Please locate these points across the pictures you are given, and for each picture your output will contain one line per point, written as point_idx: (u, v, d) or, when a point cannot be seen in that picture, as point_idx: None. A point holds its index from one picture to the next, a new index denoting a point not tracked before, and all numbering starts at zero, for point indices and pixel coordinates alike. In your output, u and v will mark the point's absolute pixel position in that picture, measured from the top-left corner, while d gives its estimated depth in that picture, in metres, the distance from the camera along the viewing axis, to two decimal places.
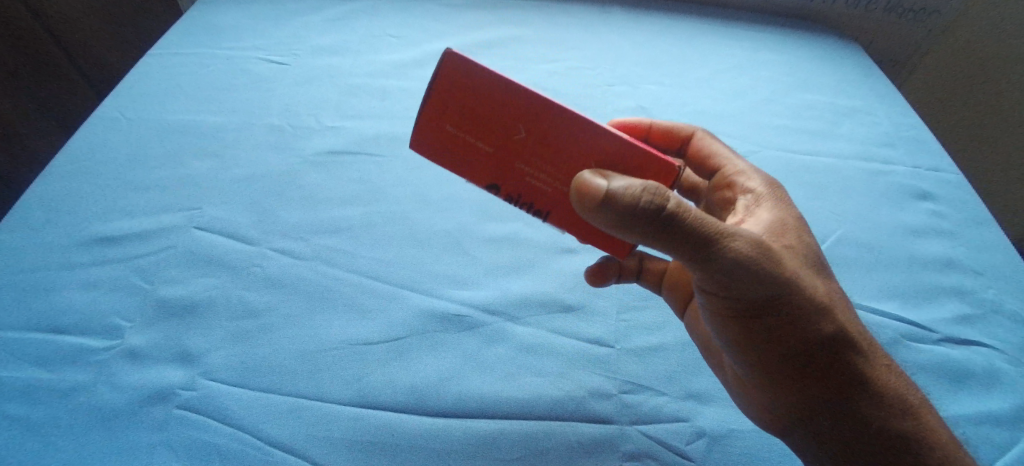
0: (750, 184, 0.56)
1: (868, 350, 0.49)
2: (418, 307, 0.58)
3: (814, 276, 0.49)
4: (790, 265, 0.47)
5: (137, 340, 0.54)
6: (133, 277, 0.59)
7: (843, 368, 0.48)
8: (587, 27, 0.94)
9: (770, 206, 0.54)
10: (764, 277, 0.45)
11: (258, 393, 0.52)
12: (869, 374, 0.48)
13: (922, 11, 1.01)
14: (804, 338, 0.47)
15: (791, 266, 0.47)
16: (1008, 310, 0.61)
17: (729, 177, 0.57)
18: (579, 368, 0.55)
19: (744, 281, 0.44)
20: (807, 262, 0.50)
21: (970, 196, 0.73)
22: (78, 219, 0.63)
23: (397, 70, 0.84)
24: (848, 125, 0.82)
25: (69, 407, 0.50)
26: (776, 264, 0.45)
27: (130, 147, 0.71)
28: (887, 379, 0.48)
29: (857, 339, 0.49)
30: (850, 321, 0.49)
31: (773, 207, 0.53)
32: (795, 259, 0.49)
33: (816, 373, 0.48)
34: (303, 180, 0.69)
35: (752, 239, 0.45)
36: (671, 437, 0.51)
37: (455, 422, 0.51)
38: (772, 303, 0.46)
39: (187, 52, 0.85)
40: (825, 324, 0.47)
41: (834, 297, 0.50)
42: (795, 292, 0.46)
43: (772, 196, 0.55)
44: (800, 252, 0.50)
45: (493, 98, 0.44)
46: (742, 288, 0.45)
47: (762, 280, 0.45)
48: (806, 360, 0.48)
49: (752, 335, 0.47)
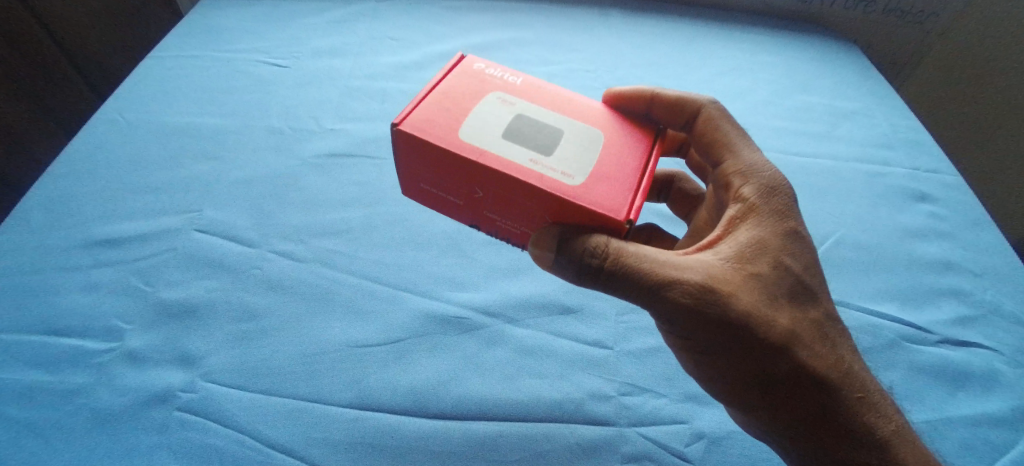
0: (745, 190, 0.50)
1: (845, 383, 0.46)
2: (417, 309, 0.58)
3: (782, 310, 0.45)
4: (745, 304, 0.44)
5: (137, 342, 0.54)
6: (133, 279, 0.59)
7: (806, 402, 0.46)
8: (587, 29, 0.95)
9: (756, 221, 0.48)
10: (707, 319, 0.44)
11: (257, 395, 0.52)
12: (836, 408, 0.46)
13: (922, 13, 1.01)
14: (759, 375, 0.46)
15: (749, 304, 0.44)
16: (1007, 311, 0.61)
17: (728, 175, 0.52)
18: (579, 370, 0.55)
19: (686, 322, 0.45)
20: (781, 293, 0.46)
21: (968, 198, 0.73)
22: (79, 222, 0.63)
23: (397, 72, 0.84)
24: (847, 126, 0.82)
25: (69, 409, 0.50)
26: (724, 305, 0.44)
27: (130, 149, 0.71)
28: (862, 411, 0.46)
29: (829, 373, 0.46)
30: (824, 354, 0.46)
31: (759, 222, 0.48)
32: (762, 293, 0.45)
33: (782, 404, 0.47)
34: (303, 182, 0.69)
35: (696, 280, 0.44)
36: (670, 439, 0.51)
37: (455, 424, 0.51)
38: (718, 343, 0.45)
39: (188, 54, 0.85)
40: (785, 363, 0.45)
41: (809, 329, 0.46)
42: (745, 334, 0.44)
43: (764, 207, 0.49)
44: (774, 281, 0.46)
45: (446, 166, 0.46)
46: (693, 325, 0.45)
47: (705, 321, 0.44)
48: (772, 392, 0.46)
49: (706, 366, 0.47)
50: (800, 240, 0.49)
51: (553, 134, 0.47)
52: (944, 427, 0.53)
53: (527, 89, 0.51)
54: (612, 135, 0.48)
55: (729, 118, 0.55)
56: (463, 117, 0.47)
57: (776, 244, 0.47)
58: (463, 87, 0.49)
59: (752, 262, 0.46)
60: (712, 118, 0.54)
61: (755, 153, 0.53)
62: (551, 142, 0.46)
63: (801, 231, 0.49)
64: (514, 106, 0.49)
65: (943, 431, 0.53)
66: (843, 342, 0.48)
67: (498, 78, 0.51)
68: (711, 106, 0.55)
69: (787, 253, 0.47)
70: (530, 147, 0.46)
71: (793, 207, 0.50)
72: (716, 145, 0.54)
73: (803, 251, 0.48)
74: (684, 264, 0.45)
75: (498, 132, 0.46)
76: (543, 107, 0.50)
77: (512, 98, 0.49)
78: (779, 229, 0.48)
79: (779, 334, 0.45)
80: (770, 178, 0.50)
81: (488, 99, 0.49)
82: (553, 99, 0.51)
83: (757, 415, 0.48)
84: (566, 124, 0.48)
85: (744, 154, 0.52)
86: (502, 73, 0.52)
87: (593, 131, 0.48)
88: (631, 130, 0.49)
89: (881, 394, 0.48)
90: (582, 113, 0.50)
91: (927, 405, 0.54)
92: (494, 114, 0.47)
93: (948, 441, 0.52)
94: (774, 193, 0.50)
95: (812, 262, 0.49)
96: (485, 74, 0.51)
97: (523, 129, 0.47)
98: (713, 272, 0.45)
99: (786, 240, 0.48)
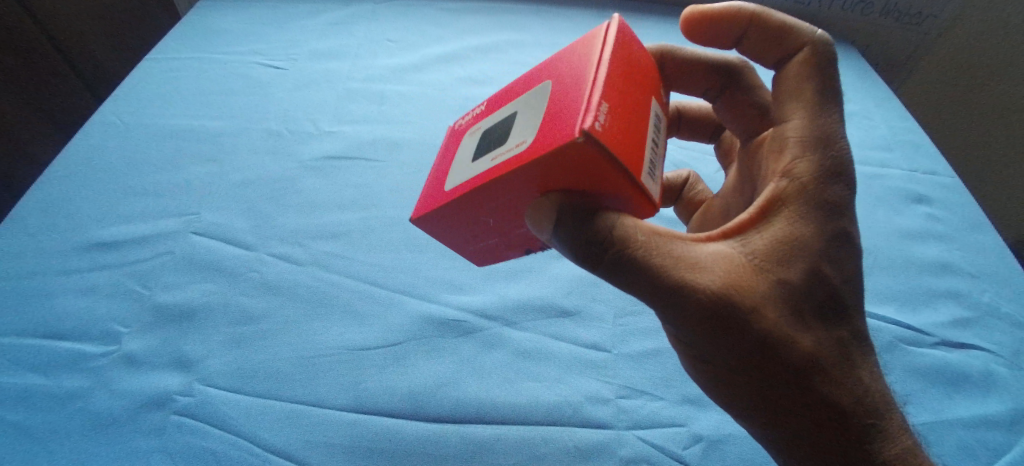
0: (798, 171, 0.45)
1: (863, 413, 0.43)
2: (416, 312, 0.58)
3: (804, 324, 0.43)
4: (761, 312, 0.42)
5: (135, 345, 0.54)
6: (131, 282, 0.59)
7: (814, 423, 0.44)
8: (586, 31, 0.95)
9: (798, 213, 0.44)
10: (716, 319, 0.42)
11: (256, 398, 0.52)
12: (847, 439, 0.43)
13: (921, 15, 1.01)
14: (768, 386, 0.44)
15: (765, 312, 0.42)
16: (1005, 313, 0.61)
17: (788, 140, 0.47)
18: (577, 373, 0.55)
19: (695, 324, 0.42)
20: (803, 298, 0.43)
21: (966, 200, 0.73)
22: (77, 224, 0.63)
23: (395, 74, 0.84)
24: (845, 128, 0.83)
25: (67, 412, 0.50)
26: (737, 312, 0.42)
27: (128, 151, 0.71)
28: (876, 445, 0.43)
29: (844, 394, 0.43)
30: (844, 377, 0.44)
31: (802, 215, 0.44)
32: (784, 298, 0.43)
33: (784, 412, 0.44)
34: (302, 185, 0.69)
35: (712, 284, 0.42)
36: (669, 442, 0.51)
37: (453, 427, 0.51)
38: (726, 348, 0.43)
39: (186, 56, 0.85)
40: (795, 378, 0.43)
41: (832, 348, 0.44)
42: (754, 336, 0.42)
43: (812, 197, 0.45)
44: (798, 285, 0.43)
45: (455, 217, 0.47)
46: (698, 324, 0.42)
47: (714, 325, 0.42)
48: (777, 402, 0.44)
49: (711, 368, 0.45)
50: (845, 243, 0.45)
51: (508, 119, 0.45)
52: (943, 428, 0.53)
53: (488, 104, 0.50)
54: (557, 72, 0.44)
55: (826, 62, 0.48)
56: (448, 170, 0.48)
57: (814, 244, 0.44)
58: (448, 153, 0.52)
59: (782, 264, 0.43)
60: (807, 59, 0.48)
61: (825, 120, 0.46)
62: (507, 129, 0.44)
63: (849, 231, 0.45)
64: (479, 129, 0.48)
65: (941, 433, 0.53)
66: (868, 368, 0.45)
67: (468, 119, 0.52)
68: (818, 46, 0.48)
69: (825, 255, 0.44)
70: (494, 146, 0.44)
71: (848, 200, 0.45)
72: (789, 97, 0.48)
73: (841, 251, 0.45)
74: (703, 263, 0.42)
75: (471, 159, 0.46)
76: (500, 106, 0.48)
77: (476, 122, 0.49)
78: (823, 226, 0.44)
79: (790, 342, 0.43)
80: (832, 162, 0.45)
81: (464, 141, 0.49)
82: (507, 91, 0.49)
83: (757, 421, 0.46)
84: (517, 102, 0.45)
85: (813, 121, 0.46)
86: (473, 113, 0.53)
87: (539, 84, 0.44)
88: (581, 49, 0.43)
89: (900, 424, 0.44)
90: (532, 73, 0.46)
91: (926, 407, 0.54)
92: (467, 149, 0.48)
93: (947, 443, 0.52)
94: (832, 183, 0.45)
95: (853, 269, 0.45)
96: (462, 129, 0.53)
97: (487, 137, 0.46)
98: (733, 274, 0.42)
99: (828, 240, 0.44)
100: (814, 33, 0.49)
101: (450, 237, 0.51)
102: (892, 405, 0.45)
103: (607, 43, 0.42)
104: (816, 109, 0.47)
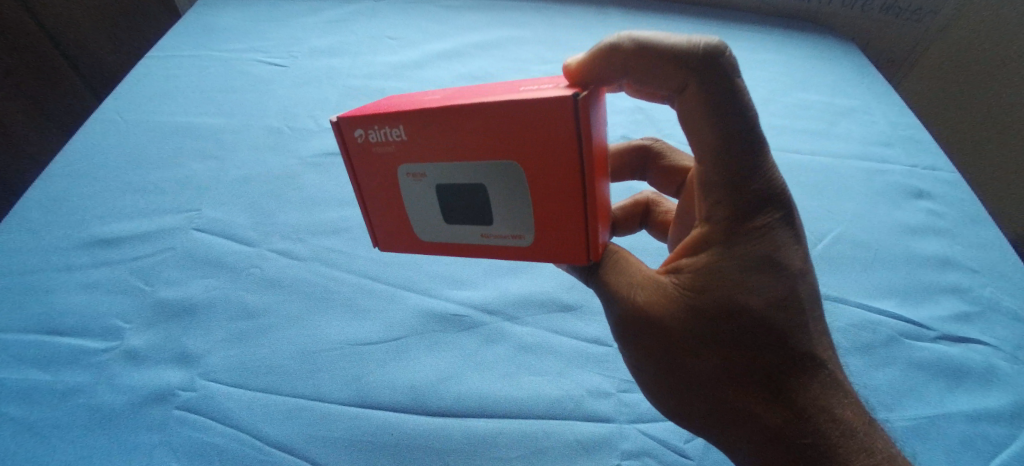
0: (716, 205, 0.42)
1: (804, 434, 0.42)
2: (417, 306, 0.58)
3: (728, 345, 0.42)
4: (678, 335, 0.43)
5: (137, 341, 0.54)
6: (133, 277, 0.59)
7: (755, 443, 0.43)
8: (585, 27, 0.95)
9: (721, 243, 0.42)
10: (641, 331, 0.44)
11: (257, 393, 0.52)
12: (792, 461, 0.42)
13: (920, 11, 1.03)
14: (699, 403, 0.44)
15: (683, 332, 0.42)
16: (1006, 307, 0.61)
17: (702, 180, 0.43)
18: (579, 368, 0.55)
19: (624, 336, 0.45)
20: (727, 322, 0.42)
21: (966, 195, 0.73)
22: (79, 221, 0.63)
23: (395, 71, 0.84)
24: (845, 124, 0.82)
25: (68, 408, 0.50)
26: (654, 335, 0.43)
27: (130, 149, 0.71)
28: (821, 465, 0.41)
29: (773, 409, 0.42)
30: (776, 395, 0.42)
31: (722, 246, 0.42)
32: (702, 324, 0.42)
33: (718, 423, 0.44)
34: (303, 181, 0.69)
35: (630, 300, 0.44)
36: (669, 435, 0.51)
37: (454, 421, 0.51)
38: (656, 365, 0.44)
39: (187, 54, 0.85)
40: (725, 398, 0.43)
41: (763, 370, 0.42)
42: (674, 349, 0.43)
43: (735, 226, 0.42)
44: (720, 309, 0.42)
45: None
46: (627, 334, 0.45)
47: (640, 340, 0.44)
48: (711, 414, 0.44)
49: (648, 382, 0.46)
50: (776, 266, 0.42)
51: (478, 191, 0.42)
52: (945, 422, 0.53)
53: (413, 142, 0.41)
54: (510, 145, 0.38)
55: (727, 85, 0.40)
56: (403, 213, 0.45)
57: (734, 273, 0.42)
58: (381, 180, 0.45)
59: (702, 289, 0.42)
60: (706, 94, 0.40)
61: (749, 151, 0.41)
62: (482, 204, 0.42)
63: (779, 254, 0.42)
64: (428, 180, 0.43)
65: (942, 426, 0.53)
66: (810, 387, 0.42)
67: (387, 146, 0.43)
68: (709, 74, 0.40)
69: (745, 285, 0.42)
70: (471, 219, 0.43)
71: (774, 226, 0.42)
72: (706, 134, 0.41)
73: (772, 274, 0.42)
74: (630, 280, 0.45)
75: (441, 217, 0.44)
76: (440, 159, 0.41)
77: (416, 167, 0.42)
78: (746, 254, 0.42)
79: (711, 359, 0.42)
80: (756, 189, 0.42)
81: (402, 182, 0.44)
82: (433, 129, 0.40)
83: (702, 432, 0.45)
84: (478, 173, 0.40)
85: (727, 156, 0.41)
86: (383, 133, 0.42)
87: (499, 162, 0.39)
88: (549, 117, 0.37)
89: (850, 439, 0.42)
90: (460, 121, 0.39)
91: (927, 400, 0.54)
92: (418, 199, 0.44)
93: (948, 436, 0.52)
94: (757, 209, 0.42)
95: (789, 293, 0.42)
96: (378, 149, 0.43)
97: (452, 201, 0.43)
98: (654, 292, 0.44)
99: (748, 270, 0.42)
100: (704, 51, 0.40)
101: None
102: (844, 424, 0.42)
103: (560, 129, 0.37)
104: (740, 144, 0.41)
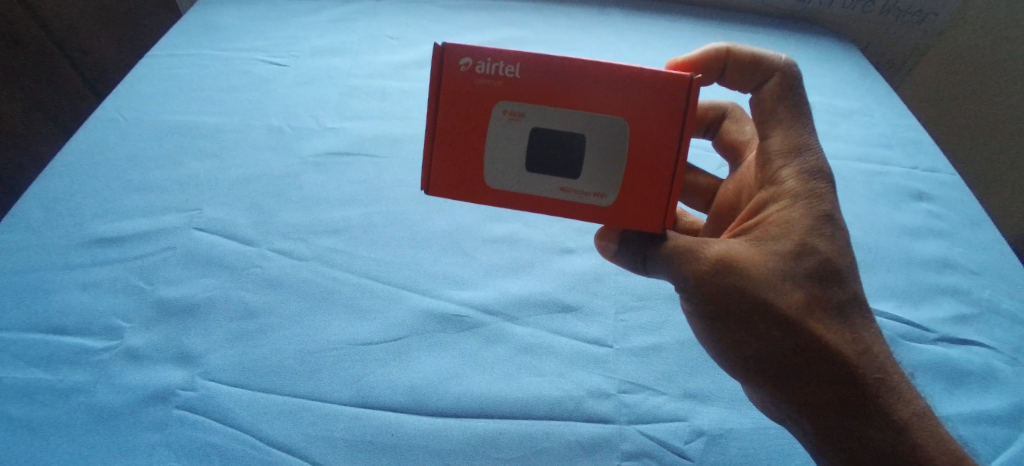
0: (783, 173, 0.49)
1: (873, 372, 0.45)
2: (417, 306, 0.58)
3: (804, 289, 0.45)
4: (760, 282, 0.45)
5: (137, 340, 0.54)
6: (133, 277, 0.59)
7: (834, 395, 0.45)
8: (587, 28, 0.95)
9: (790, 203, 0.48)
10: (724, 284, 0.46)
11: (257, 393, 0.52)
12: (863, 397, 0.44)
13: (921, 14, 1.03)
14: (776, 351, 0.46)
15: (766, 280, 0.45)
16: (1006, 310, 0.61)
17: (768, 154, 0.50)
18: (579, 368, 0.55)
19: (705, 293, 0.46)
20: (803, 269, 0.46)
21: (967, 197, 0.73)
22: (78, 220, 0.63)
23: (396, 71, 0.84)
24: (846, 125, 0.83)
25: (69, 407, 0.50)
26: (737, 284, 0.45)
27: (129, 148, 0.71)
28: (887, 398, 0.44)
29: (844, 348, 0.45)
30: (845, 336, 0.45)
31: (791, 205, 0.48)
32: (783, 275, 0.45)
33: (795, 371, 0.46)
34: (303, 181, 0.69)
35: (713, 255, 0.46)
36: (670, 436, 0.52)
37: (455, 421, 0.51)
38: (734, 317, 0.46)
39: (187, 53, 0.85)
40: (805, 352, 0.45)
41: (831, 312, 0.45)
42: (756, 298, 0.45)
43: (800, 188, 0.48)
44: (795, 257, 0.46)
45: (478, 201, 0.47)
46: (709, 290, 0.46)
47: (721, 294, 0.46)
48: (786, 363, 0.46)
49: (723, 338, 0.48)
50: (836, 224, 0.47)
51: (575, 142, 0.44)
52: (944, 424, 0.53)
53: (523, 83, 0.44)
54: (618, 109, 0.43)
55: (791, 81, 0.51)
56: (479, 151, 0.45)
57: (804, 227, 0.47)
58: (467, 115, 0.44)
59: (777, 240, 0.46)
60: (778, 84, 0.51)
61: (805, 132, 0.50)
62: (575, 158, 0.44)
63: (836, 214, 0.48)
64: (524, 121, 0.44)
65: None
66: (868, 327, 0.46)
67: (492, 80, 0.44)
68: (787, 71, 0.51)
69: (814, 234, 0.46)
70: (557, 172, 0.45)
71: (830, 191, 0.48)
72: (772, 117, 0.51)
73: (834, 229, 0.47)
74: (709, 240, 0.47)
75: (524, 164, 0.45)
76: (547, 104, 0.44)
77: (517, 106, 0.44)
78: (812, 210, 0.47)
79: (791, 303, 0.45)
80: (812, 160, 0.49)
81: (494, 120, 0.44)
82: (548, 78, 0.43)
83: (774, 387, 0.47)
84: (580, 125, 0.44)
85: (789, 132, 0.50)
86: (494, 67, 0.43)
87: (600, 121, 0.43)
88: (663, 87, 0.43)
89: (907, 385, 0.46)
90: (574, 80, 0.43)
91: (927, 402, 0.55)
92: (506, 139, 0.44)
93: None
94: (815, 177, 0.49)
95: (847, 247, 0.47)
96: (483, 80, 0.44)
97: (542, 150, 0.44)
98: (735, 248, 0.46)
99: (814, 220, 0.47)
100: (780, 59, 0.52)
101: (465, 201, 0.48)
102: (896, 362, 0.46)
103: (669, 95, 0.43)
104: (798, 125, 0.50)
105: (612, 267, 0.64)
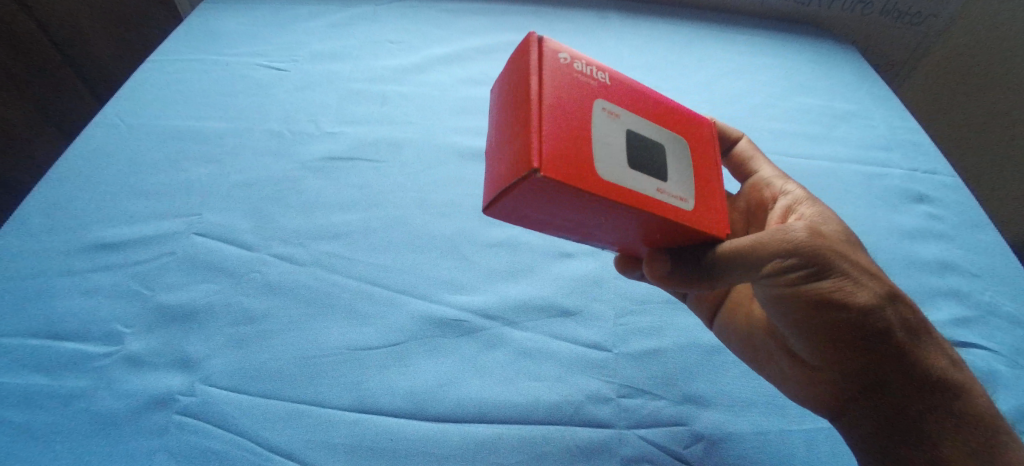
0: (788, 187, 0.55)
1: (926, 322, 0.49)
2: (417, 311, 0.58)
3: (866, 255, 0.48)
4: (842, 248, 0.46)
5: (137, 346, 0.54)
6: (133, 283, 0.59)
7: (918, 349, 0.46)
8: (586, 31, 0.95)
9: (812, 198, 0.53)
10: (823, 252, 0.45)
11: (257, 398, 0.52)
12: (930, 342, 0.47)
13: (920, 15, 1.02)
14: (872, 313, 0.45)
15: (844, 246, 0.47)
16: (1006, 312, 0.62)
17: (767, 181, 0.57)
18: (578, 373, 0.55)
19: (810, 264, 0.45)
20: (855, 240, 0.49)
21: (967, 199, 0.73)
22: (78, 226, 0.63)
23: (396, 75, 0.84)
24: (845, 128, 0.83)
25: (69, 413, 0.50)
26: (832, 249, 0.46)
27: (129, 153, 0.71)
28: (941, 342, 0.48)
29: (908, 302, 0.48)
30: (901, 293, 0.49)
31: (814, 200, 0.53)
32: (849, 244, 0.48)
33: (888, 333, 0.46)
34: (303, 186, 0.69)
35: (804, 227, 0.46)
36: (670, 441, 0.52)
37: (454, 427, 0.51)
38: (835, 285, 0.45)
39: (186, 58, 0.85)
40: (890, 311, 0.46)
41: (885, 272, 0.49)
42: (848, 262, 0.46)
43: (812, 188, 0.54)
44: (845, 233, 0.49)
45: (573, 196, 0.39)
46: (813, 260, 0.45)
47: (822, 264, 0.45)
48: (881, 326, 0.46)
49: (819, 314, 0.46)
50: None
51: (657, 150, 0.44)
52: None
53: (612, 89, 0.45)
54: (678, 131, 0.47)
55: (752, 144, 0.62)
56: (586, 138, 0.40)
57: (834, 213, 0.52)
58: (571, 99, 0.41)
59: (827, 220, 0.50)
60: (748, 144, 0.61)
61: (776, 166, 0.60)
62: (659, 162, 0.44)
63: None
64: (620, 121, 0.43)
65: None
66: None
67: (588, 79, 0.43)
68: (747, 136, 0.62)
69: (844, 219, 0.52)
70: (649, 172, 0.43)
71: None
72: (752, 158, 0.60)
73: None
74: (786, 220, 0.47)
75: (624, 159, 0.41)
76: (631, 112, 0.45)
77: (613, 107, 0.43)
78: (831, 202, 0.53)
79: (867, 265, 0.47)
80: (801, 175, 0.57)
81: (596, 111, 0.42)
82: (626, 93, 0.46)
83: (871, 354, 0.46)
84: (656, 137, 0.45)
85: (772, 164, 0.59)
86: (588, 69, 0.44)
87: (668, 137, 0.46)
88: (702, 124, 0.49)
89: None
90: (643, 101, 0.46)
91: None
92: (607, 131, 0.42)
93: None
94: None
95: None
96: (582, 77, 0.43)
97: (634, 149, 0.43)
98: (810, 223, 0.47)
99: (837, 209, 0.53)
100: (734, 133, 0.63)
101: (558, 197, 0.40)
102: None
103: (708, 130, 0.49)
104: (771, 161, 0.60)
105: (611, 271, 0.64)
